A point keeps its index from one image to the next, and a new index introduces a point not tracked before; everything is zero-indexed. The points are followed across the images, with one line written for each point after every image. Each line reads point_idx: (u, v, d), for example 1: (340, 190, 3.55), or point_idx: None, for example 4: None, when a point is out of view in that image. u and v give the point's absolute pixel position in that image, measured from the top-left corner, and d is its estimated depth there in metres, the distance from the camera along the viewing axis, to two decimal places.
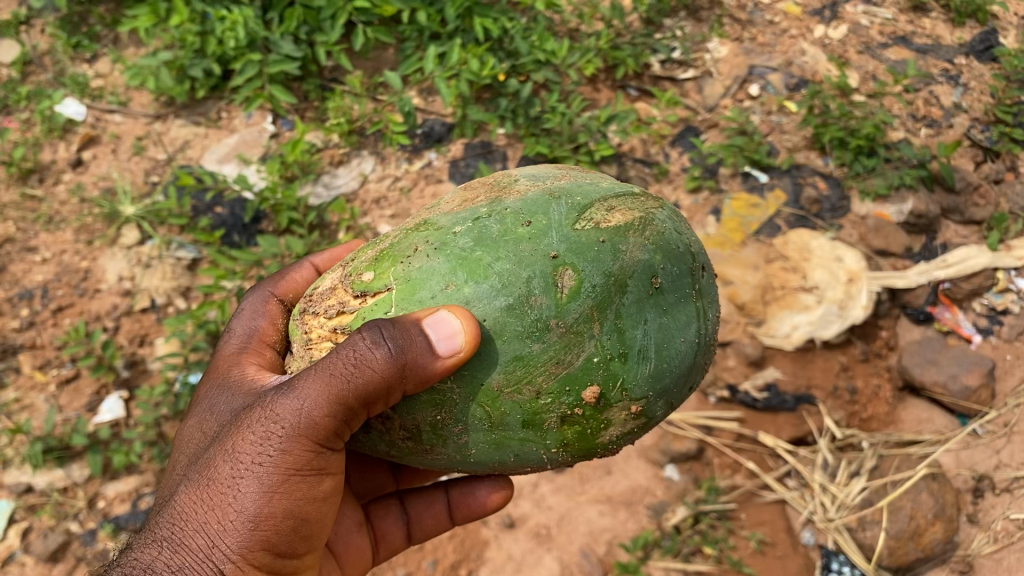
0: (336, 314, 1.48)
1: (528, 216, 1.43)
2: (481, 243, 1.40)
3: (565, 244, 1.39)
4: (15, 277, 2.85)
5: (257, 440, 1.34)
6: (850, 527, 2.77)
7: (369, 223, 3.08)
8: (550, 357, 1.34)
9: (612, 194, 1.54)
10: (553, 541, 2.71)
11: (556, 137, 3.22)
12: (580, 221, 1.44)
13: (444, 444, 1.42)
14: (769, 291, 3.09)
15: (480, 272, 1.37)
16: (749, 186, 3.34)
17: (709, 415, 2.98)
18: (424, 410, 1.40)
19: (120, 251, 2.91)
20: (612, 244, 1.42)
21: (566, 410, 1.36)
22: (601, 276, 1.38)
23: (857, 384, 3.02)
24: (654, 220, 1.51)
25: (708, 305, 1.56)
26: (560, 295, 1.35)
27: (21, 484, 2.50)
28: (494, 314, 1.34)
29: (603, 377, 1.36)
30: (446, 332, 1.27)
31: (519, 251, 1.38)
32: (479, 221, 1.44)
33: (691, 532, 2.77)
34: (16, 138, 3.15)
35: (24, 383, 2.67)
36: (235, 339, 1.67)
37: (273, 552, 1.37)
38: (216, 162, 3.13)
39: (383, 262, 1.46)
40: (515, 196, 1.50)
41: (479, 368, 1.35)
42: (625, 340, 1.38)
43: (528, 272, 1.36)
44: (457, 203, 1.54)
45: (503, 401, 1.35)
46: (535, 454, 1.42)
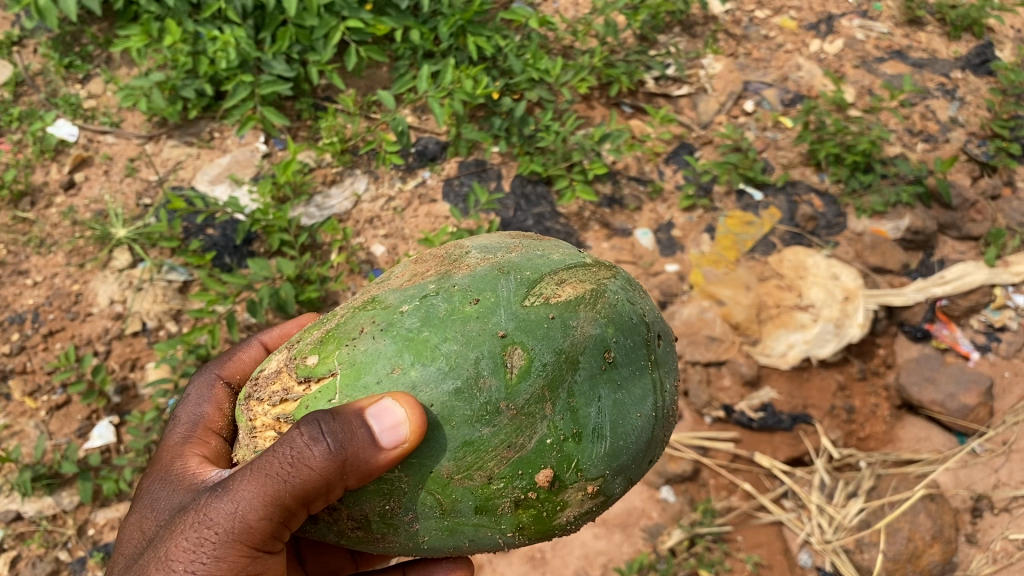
0: (280, 401, 1.41)
1: (476, 293, 1.40)
2: (428, 323, 1.36)
3: (513, 322, 1.36)
4: (5, 301, 2.83)
5: (190, 546, 1.29)
6: (848, 549, 2.75)
7: (362, 243, 3.07)
8: (501, 441, 1.30)
9: (563, 266, 1.52)
10: (548, 565, 2.66)
11: (550, 155, 3.23)
12: (529, 297, 1.41)
13: (394, 532, 1.37)
14: (765, 308, 3.07)
15: (427, 353, 1.32)
16: (744, 204, 3.32)
17: (705, 436, 2.93)
18: (372, 500, 1.34)
19: (111, 274, 2.89)
20: (562, 320, 1.40)
21: (520, 494, 1.33)
22: (552, 353, 1.36)
23: (854, 403, 3.02)
24: (605, 291, 1.50)
25: (664, 375, 1.55)
26: (510, 376, 1.32)
27: (10, 512, 2.48)
28: (442, 399, 1.30)
29: (556, 459, 1.33)
30: (389, 422, 1.21)
31: (467, 331, 1.34)
32: (426, 299, 1.41)
33: (687, 554, 2.72)
34: (8, 160, 3.14)
35: (14, 409, 2.65)
36: (180, 428, 1.60)
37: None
38: (208, 182, 3.11)
39: (328, 344, 1.41)
40: (464, 271, 1.46)
41: (428, 455, 1.30)
42: (579, 419, 1.36)
43: (476, 353, 1.32)
44: (406, 278, 1.51)
45: (454, 488, 1.31)
46: (490, 539, 1.38)
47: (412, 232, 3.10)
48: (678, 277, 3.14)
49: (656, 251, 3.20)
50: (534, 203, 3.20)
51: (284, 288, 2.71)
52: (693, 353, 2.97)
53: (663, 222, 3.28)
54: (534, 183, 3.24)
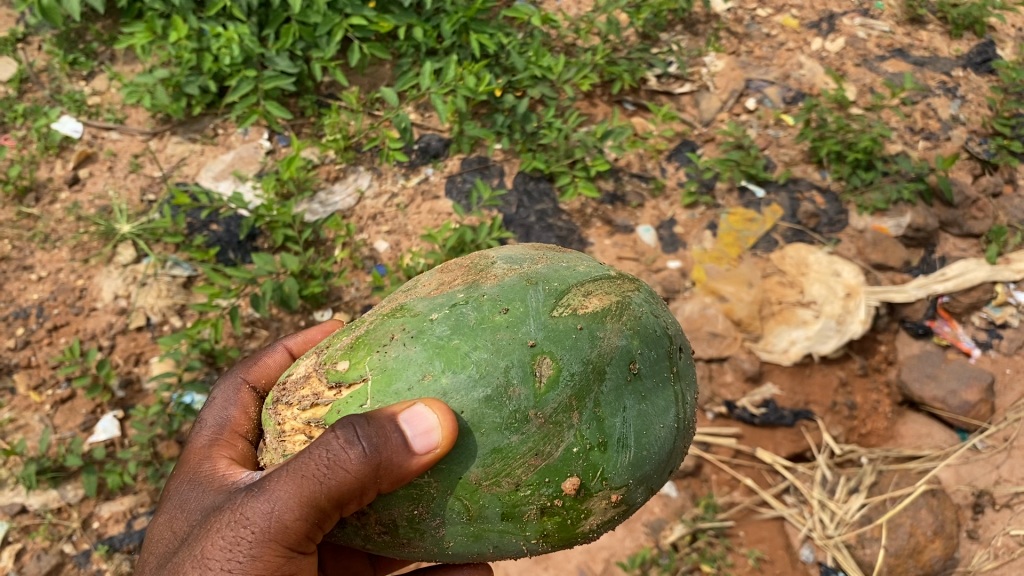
0: (310, 406, 1.41)
1: (506, 303, 1.41)
2: (458, 330, 1.37)
3: (543, 332, 1.37)
4: (11, 296, 2.84)
5: (226, 545, 1.29)
6: (849, 544, 2.76)
7: (365, 239, 3.08)
8: (529, 449, 1.31)
9: (588, 278, 1.53)
10: (550, 560, 2.67)
11: (552, 152, 3.23)
12: (557, 308, 1.42)
13: (421, 537, 1.38)
14: (767, 305, 3.08)
15: (458, 361, 1.34)
16: (746, 201, 3.33)
17: (707, 432, 2.94)
18: (400, 504, 1.35)
19: (116, 270, 2.91)
20: (590, 330, 1.41)
21: (546, 501, 1.33)
22: (580, 363, 1.37)
23: (856, 399, 3.02)
24: (630, 304, 1.51)
25: (685, 388, 1.57)
26: (539, 385, 1.33)
27: (16, 505, 2.49)
28: (472, 406, 1.31)
29: (582, 467, 1.34)
30: (423, 428, 1.22)
31: (497, 341, 1.35)
32: (455, 308, 1.42)
33: (689, 549, 2.73)
34: (12, 156, 3.15)
35: (19, 403, 2.65)
36: (206, 431, 1.60)
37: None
38: (212, 179, 3.12)
39: (359, 350, 1.42)
40: (492, 281, 1.47)
41: (457, 461, 1.31)
42: (604, 429, 1.37)
43: (506, 361, 1.33)
44: (433, 286, 1.52)
45: (482, 494, 1.32)
46: (514, 545, 1.38)
47: (415, 228, 3.10)
48: (680, 273, 3.14)
49: (659, 248, 3.21)
50: (537, 200, 3.21)
51: (289, 283, 2.73)
52: (694, 350, 2.98)
53: (665, 219, 3.29)
54: (537, 180, 3.25)
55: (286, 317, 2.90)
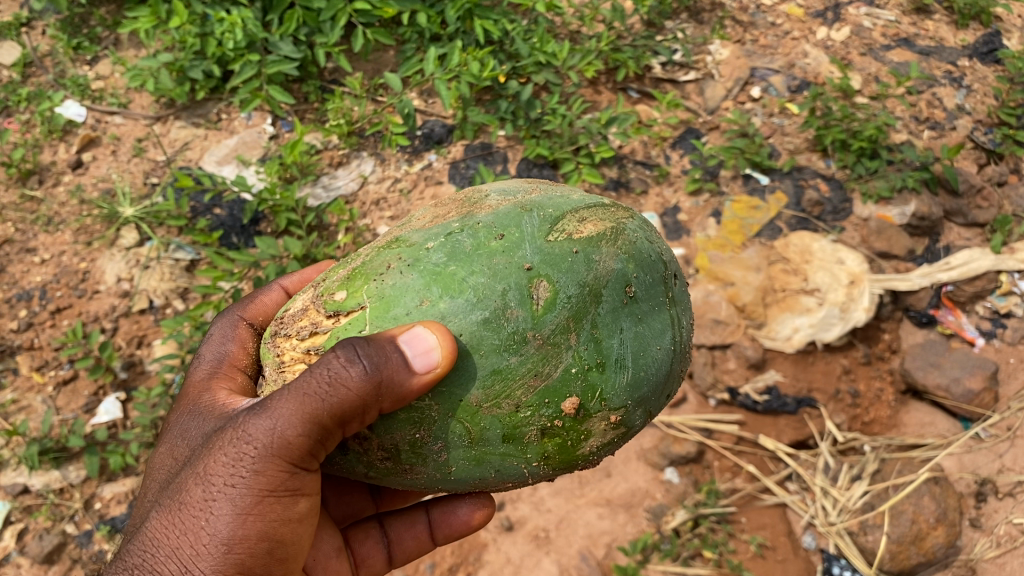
0: (309, 335, 1.42)
1: (501, 229, 1.41)
2: (454, 257, 1.38)
3: (539, 256, 1.38)
4: (14, 278, 2.85)
5: (228, 462, 1.28)
6: (851, 531, 2.75)
7: (368, 224, 3.05)
8: (528, 370, 1.32)
9: (583, 205, 1.53)
10: (552, 544, 2.67)
11: (556, 139, 3.22)
12: (553, 233, 1.43)
13: (424, 462, 1.38)
14: (771, 292, 3.06)
15: (455, 286, 1.34)
16: (750, 188, 3.32)
17: (708, 418, 2.93)
18: (402, 428, 1.35)
19: (119, 253, 2.91)
20: (585, 254, 1.41)
21: (546, 422, 1.34)
22: (577, 286, 1.37)
23: (860, 387, 3.01)
24: (625, 229, 1.51)
25: (681, 313, 1.57)
26: (536, 308, 1.33)
27: (18, 485, 2.49)
28: (471, 328, 1.31)
29: (581, 388, 1.35)
30: (422, 348, 1.23)
31: (493, 265, 1.36)
32: (451, 236, 1.42)
33: (690, 535, 2.73)
34: (16, 140, 3.16)
35: (22, 384, 2.66)
36: (205, 366, 1.60)
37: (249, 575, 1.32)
38: (215, 163, 3.11)
39: (356, 280, 1.42)
40: (486, 210, 1.47)
41: (457, 384, 1.31)
42: (602, 350, 1.38)
43: (503, 285, 1.34)
44: (428, 219, 1.52)
45: (482, 416, 1.32)
46: (516, 469, 1.39)
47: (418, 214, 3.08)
48: (683, 261, 3.15)
49: (662, 235, 3.21)
50: None
51: (291, 266, 2.71)
52: (697, 336, 2.99)
53: (669, 207, 3.29)
54: (541, 167, 3.22)
55: None
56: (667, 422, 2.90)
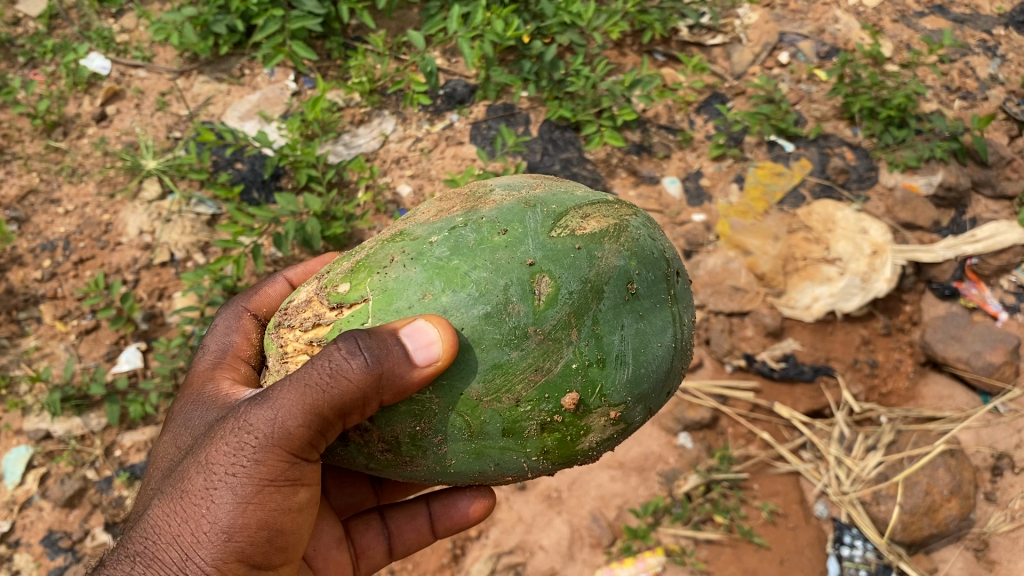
0: (312, 327, 1.43)
1: (504, 224, 1.42)
2: (457, 252, 1.39)
3: (541, 252, 1.39)
4: (38, 228, 2.88)
5: (230, 451, 1.30)
6: (864, 501, 2.74)
7: (388, 182, 3.06)
8: (529, 364, 1.32)
9: (586, 202, 1.54)
10: (564, 504, 2.70)
11: (579, 101, 3.20)
12: (556, 229, 1.44)
13: (424, 455, 1.39)
14: (792, 261, 3.04)
15: (457, 280, 1.35)
16: (774, 155, 3.28)
17: (725, 384, 2.92)
18: (403, 421, 1.36)
19: (141, 206, 2.93)
20: (588, 251, 1.42)
21: (546, 417, 1.35)
22: (578, 282, 1.38)
23: (878, 358, 2.97)
24: (629, 226, 1.52)
25: (683, 310, 1.58)
26: (538, 303, 1.34)
27: (41, 430, 2.54)
28: (472, 323, 1.32)
29: (581, 383, 1.35)
30: (423, 341, 1.24)
31: (496, 260, 1.37)
32: (455, 231, 1.43)
33: (702, 500, 2.75)
34: (42, 92, 3.18)
35: (45, 332, 2.70)
36: (209, 356, 1.63)
37: (249, 563, 1.33)
38: (238, 118, 3.11)
39: (359, 273, 1.43)
40: (490, 205, 1.48)
41: (458, 377, 1.32)
42: (603, 346, 1.38)
43: (506, 280, 1.34)
44: (433, 213, 1.53)
45: (482, 410, 1.33)
46: (515, 463, 1.40)
47: (438, 174, 3.08)
48: (704, 227, 3.12)
49: (683, 201, 3.18)
50: (562, 148, 3.19)
51: (311, 223, 2.70)
52: (716, 303, 2.96)
53: (692, 171, 3.26)
54: (563, 129, 3.23)
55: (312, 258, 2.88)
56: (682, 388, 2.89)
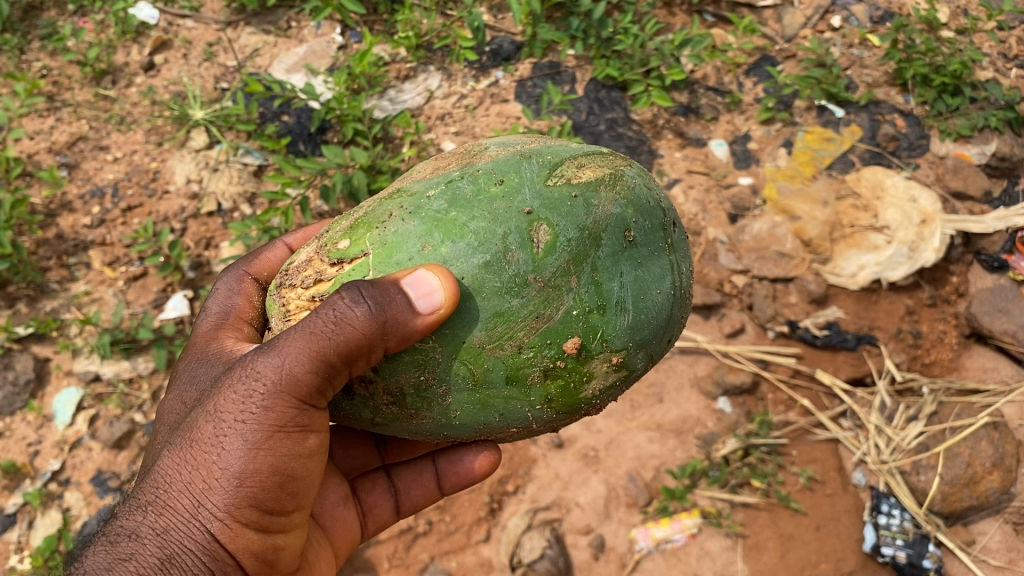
0: (313, 283, 1.43)
1: (500, 175, 1.42)
2: (454, 204, 1.38)
3: (538, 200, 1.39)
4: (87, 175, 2.91)
5: (238, 399, 1.28)
6: (903, 471, 2.73)
7: (433, 139, 3.06)
8: (530, 311, 1.32)
9: (581, 153, 1.53)
10: (601, 463, 2.72)
11: (627, 60, 3.16)
12: (552, 178, 1.43)
13: (429, 406, 1.38)
14: (838, 228, 3.00)
15: (456, 231, 1.35)
16: (825, 120, 3.20)
17: (766, 349, 2.90)
18: (407, 371, 1.35)
19: (188, 154, 2.95)
20: (584, 199, 1.42)
21: (548, 363, 1.35)
22: (576, 230, 1.38)
23: (922, 328, 2.95)
24: (623, 176, 1.51)
25: (681, 259, 1.57)
26: (537, 251, 1.34)
27: (90, 373, 2.58)
28: (472, 272, 1.32)
29: (582, 329, 1.35)
30: (425, 290, 1.24)
31: (494, 210, 1.37)
32: (451, 184, 1.43)
33: (740, 464, 2.75)
34: (91, 40, 3.20)
35: (94, 278, 2.74)
36: (212, 317, 1.63)
37: (261, 510, 1.32)
38: (284, 71, 3.11)
39: (358, 229, 1.43)
40: (485, 160, 1.48)
41: (460, 326, 1.32)
42: (602, 293, 1.38)
43: (503, 229, 1.34)
44: (429, 171, 1.52)
45: (486, 358, 1.33)
46: (519, 413, 1.40)
47: (482, 131, 3.05)
48: (751, 190, 3.08)
49: (730, 163, 3.15)
50: (608, 108, 3.16)
51: (358, 176, 2.71)
52: (760, 268, 2.94)
53: (739, 134, 3.22)
54: (609, 89, 3.20)
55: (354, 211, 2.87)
56: (723, 352, 2.88)
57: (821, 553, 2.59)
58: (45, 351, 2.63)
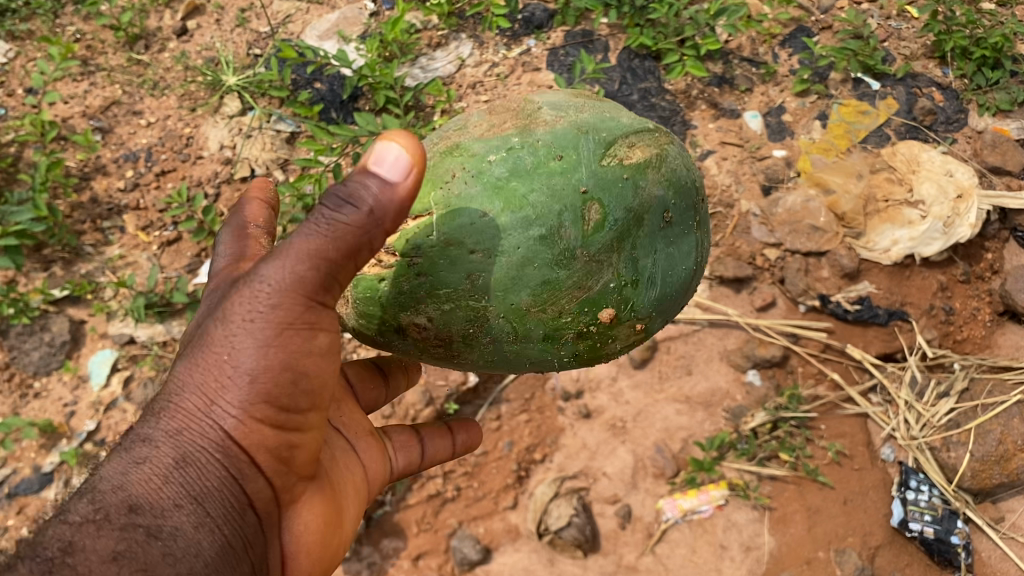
0: None
1: (561, 149, 1.39)
2: (516, 172, 1.36)
3: (594, 180, 1.38)
4: (121, 139, 2.93)
5: (242, 304, 1.22)
6: (933, 447, 2.71)
7: (464, 107, 3.01)
8: (577, 283, 1.35)
9: (633, 129, 1.50)
10: (628, 434, 2.76)
11: (661, 29, 3.14)
12: (607, 156, 1.42)
13: (468, 353, 1.41)
14: (872, 202, 2.96)
15: (515, 202, 1.33)
16: (860, 93, 3.16)
17: (797, 323, 2.88)
18: (456, 324, 1.37)
19: (221, 120, 2.95)
20: (634, 180, 1.42)
21: (583, 328, 1.39)
22: (624, 211, 1.39)
23: (955, 305, 2.93)
24: (668, 156, 1.50)
25: (704, 234, 1.60)
26: (589, 228, 1.35)
27: (125, 335, 2.61)
28: (528, 243, 1.32)
29: (617, 301, 1.40)
30: (395, 160, 1.22)
31: (553, 184, 1.35)
32: (512, 150, 1.39)
33: (768, 437, 2.77)
34: (124, 5, 3.21)
35: (128, 242, 2.77)
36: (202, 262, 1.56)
37: (276, 413, 1.27)
38: (316, 37, 3.10)
39: (418, 183, 1.40)
40: (544, 125, 1.44)
41: (512, 290, 1.33)
42: (639, 269, 1.42)
43: (560, 206, 1.34)
44: (484, 125, 1.48)
45: (529, 320, 1.36)
46: (546, 362, 1.45)
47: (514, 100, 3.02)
48: (785, 163, 3.03)
49: (764, 135, 3.10)
50: (641, 78, 3.14)
51: None
52: (792, 242, 2.91)
53: (774, 106, 3.16)
54: (642, 58, 3.17)
55: None
56: (753, 325, 2.86)
57: (848, 527, 2.60)
58: (79, 313, 2.65)
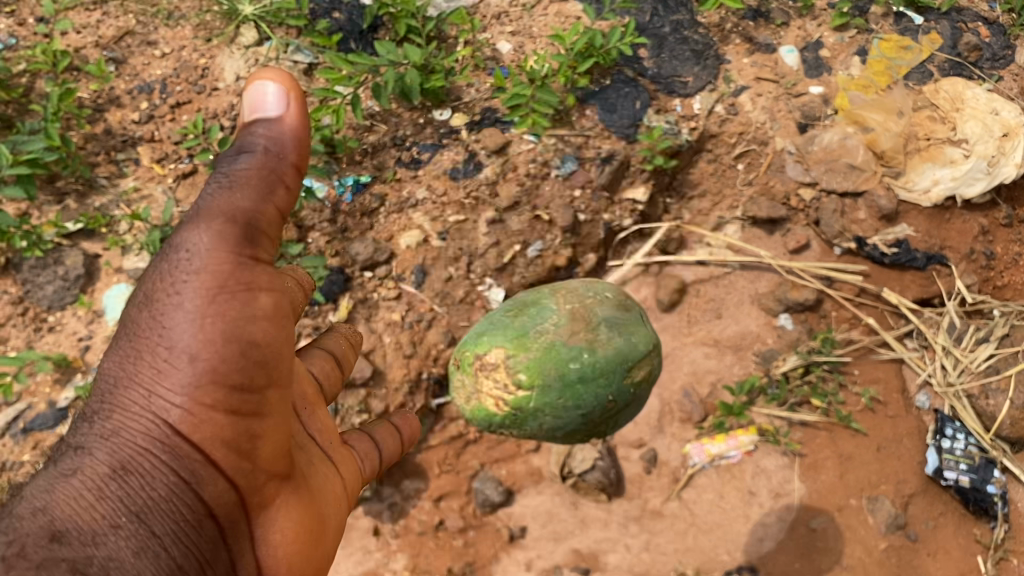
0: (500, 392, 1.88)
1: (606, 368, 1.88)
2: (581, 379, 1.85)
3: (619, 393, 1.90)
4: (135, 70, 2.83)
5: (168, 281, 1.16)
6: (971, 395, 2.63)
7: (488, 39, 2.89)
8: (590, 427, 1.94)
9: (645, 347, 1.97)
10: (655, 378, 2.73)
11: None
12: (632, 369, 1.92)
13: (517, 436, 1.98)
14: (913, 140, 2.82)
15: (576, 397, 1.86)
16: (901, 28, 2.99)
17: (832, 265, 2.77)
18: (521, 427, 1.93)
19: (238, 51, 2.86)
20: (636, 391, 1.95)
21: (577, 441, 2.01)
22: (632, 394, 1.95)
23: (996, 249, 2.83)
24: (654, 361, 2.00)
25: None
26: (610, 407, 1.91)
27: (140, 270, 2.55)
28: (574, 416, 1.88)
29: (603, 432, 1.99)
30: (269, 96, 1.18)
31: (594, 393, 1.87)
32: (582, 356, 1.86)
33: (800, 382, 2.69)
34: None
35: (143, 175, 2.69)
36: None
37: (226, 394, 1.18)
38: None
39: (529, 369, 1.85)
40: (606, 335, 1.91)
41: (560, 425, 1.90)
42: (617, 425, 2.02)
43: (599, 398, 1.87)
44: (568, 317, 1.92)
45: (556, 435, 1.96)
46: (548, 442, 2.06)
47: (541, 31, 2.90)
48: (822, 100, 2.87)
49: (801, 71, 2.91)
50: (673, 10, 2.99)
51: (411, 75, 2.60)
52: (827, 181, 2.79)
53: (811, 42, 2.97)
54: None
55: (406, 114, 2.76)
56: (786, 268, 2.79)
57: (881, 475, 2.53)
58: (93, 247, 2.59)
